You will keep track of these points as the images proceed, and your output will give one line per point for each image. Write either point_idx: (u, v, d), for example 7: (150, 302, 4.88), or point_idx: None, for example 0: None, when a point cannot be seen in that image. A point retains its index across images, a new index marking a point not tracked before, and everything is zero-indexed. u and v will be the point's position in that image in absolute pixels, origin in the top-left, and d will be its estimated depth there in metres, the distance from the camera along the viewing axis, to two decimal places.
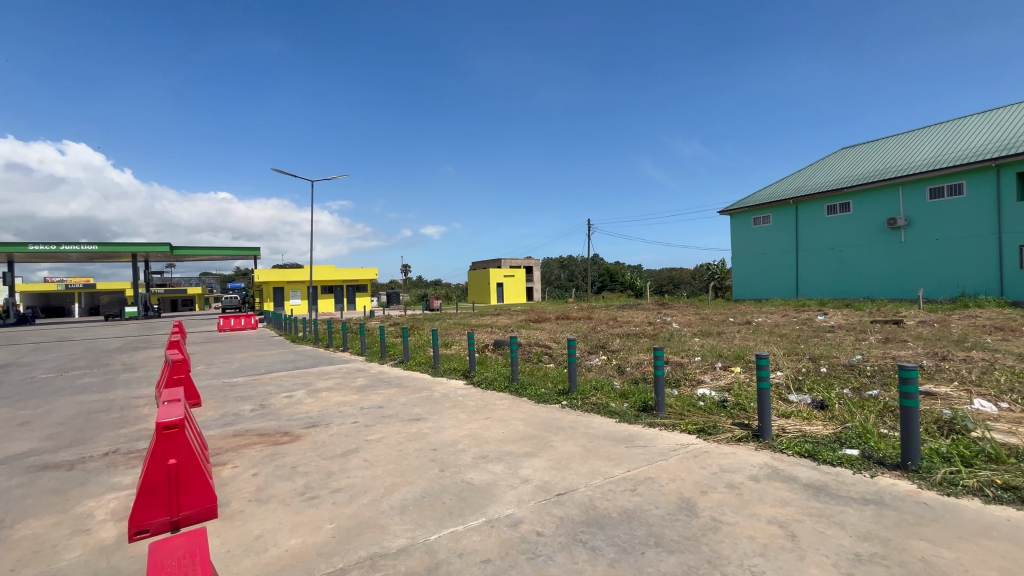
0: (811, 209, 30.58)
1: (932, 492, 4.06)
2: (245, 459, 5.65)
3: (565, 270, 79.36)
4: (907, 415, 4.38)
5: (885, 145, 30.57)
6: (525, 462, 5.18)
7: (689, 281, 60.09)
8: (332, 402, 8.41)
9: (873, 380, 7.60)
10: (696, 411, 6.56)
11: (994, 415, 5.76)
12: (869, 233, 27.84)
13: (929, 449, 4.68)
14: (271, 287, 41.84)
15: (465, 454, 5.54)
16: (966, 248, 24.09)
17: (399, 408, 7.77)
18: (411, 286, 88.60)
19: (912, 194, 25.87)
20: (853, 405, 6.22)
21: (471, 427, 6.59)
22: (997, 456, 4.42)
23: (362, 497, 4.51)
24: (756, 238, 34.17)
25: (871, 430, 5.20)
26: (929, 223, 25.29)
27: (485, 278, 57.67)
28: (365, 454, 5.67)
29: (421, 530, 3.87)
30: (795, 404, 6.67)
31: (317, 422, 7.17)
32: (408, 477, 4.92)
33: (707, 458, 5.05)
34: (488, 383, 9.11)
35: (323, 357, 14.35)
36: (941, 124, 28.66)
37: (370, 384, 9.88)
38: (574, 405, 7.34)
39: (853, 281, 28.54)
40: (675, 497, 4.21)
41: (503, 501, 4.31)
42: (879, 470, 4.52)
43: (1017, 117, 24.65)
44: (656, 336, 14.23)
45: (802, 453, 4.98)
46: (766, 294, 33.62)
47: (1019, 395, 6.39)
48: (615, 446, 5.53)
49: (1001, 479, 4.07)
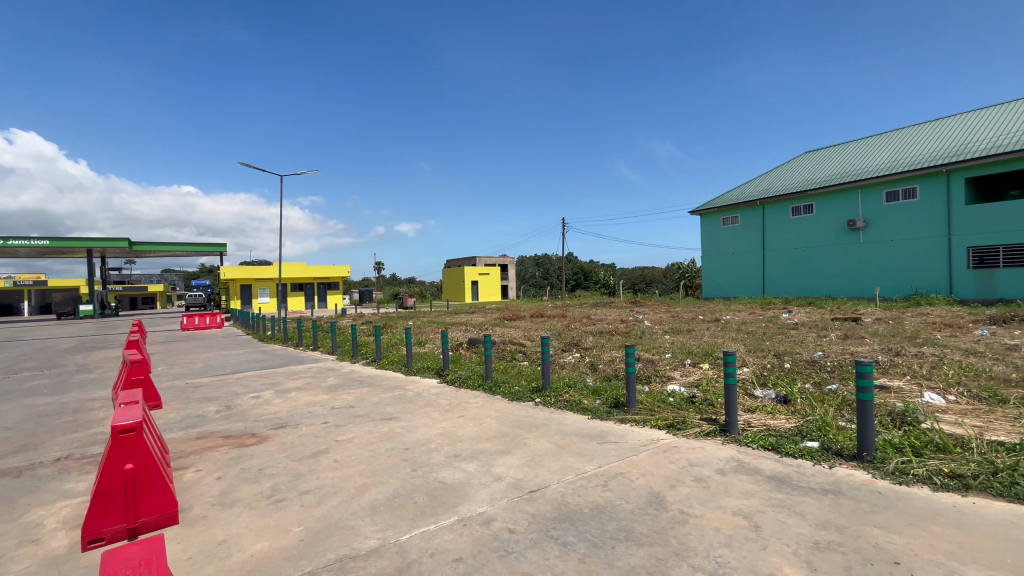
0: (777, 210, 31.64)
1: (886, 481, 4.26)
2: (208, 463, 5.46)
3: (540, 268, 79.80)
4: (863, 408, 4.59)
5: (845, 149, 31.85)
6: (498, 460, 5.18)
7: (661, 279, 61.44)
8: (301, 402, 8.24)
9: (832, 375, 7.94)
10: (666, 407, 6.70)
11: (942, 406, 6.11)
12: (830, 234, 28.93)
13: (883, 441, 4.90)
14: (238, 285, 40.48)
15: (438, 453, 5.51)
16: (919, 249, 25.29)
17: (370, 408, 7.66)
18: (384, 284, 87.22)
19: (870, 197, 27.05)
20: (814, 399, 6.47)
21: (444, 426, 6.55)
22: (944, 446, 4.68)
23: (331, 498, 4.43)
24: (726, 238, 35.01)
25: (830, 423, 5.43)
26: (886, 226, 26.45)
27: (460, 276, 57.52)
28: (335, 455, 5.57)
29: (393, 530, 3.83)
30: (760, 399, 6.90)
31: (286, 423, 7.02)
32: (380, 477, 4.87)
33: (676, 453, 5.17)
34: (461, 381, 9.08)
35: (293, 356, 14.00)
36: (897, 131, 30.07)
37: (341, 384, 9.69)
38: (548, 402, 7.39)
39: (816, 279, 29.61)
40: (645, 492, 4.29)
41: (475, 499, 4.31)
42: (837, 461, 4.72)
43: (967, 125, 26.03)
44: (628, 334, 14.52)
45: (767, 446, 5.14)
46: (734, 293, 34.49)
47: (964, 388, 6.80)
48: (587, 442, 5.59)
49: (948, 467, 4.31)
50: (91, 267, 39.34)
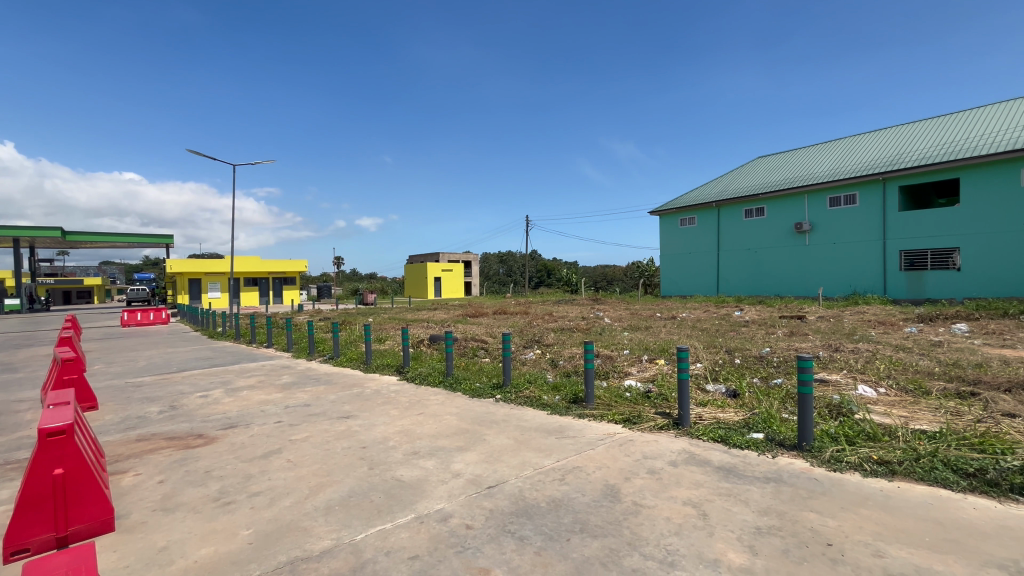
0: (731, 212, 32.98)
1: (822, 469, 4.54)
2: (149, 466, 5.17)
3: (503, 265, 80.04)
4: (804, 400, 4.87)
5: (794, 156, 33.50)
6: (457, 457, 5.17)
7: (622, 278, 62.88)
8: (253, 400, 7.93)
9: (777, 370, 8.38)
10: (623, 402, 6.87)
11: (874, 398, 6.58)
12: (779, 236, 30.42)
13: (821, 431, 5.21)
14: (186, 279, 38.42)
15: (396, 451, 5.43)
16: (858, 252, 26.97)
17: (327, 406, 7.46)
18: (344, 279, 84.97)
19: (815, 202, 28.62)
20: (760, 393, 6.81)
21: (403, 423, 6.47)
22: (874, 435, 5.03)
23: (283, 499, 4.30)
24: (683, 238, 36.20)
25: (774, 415, 5.72)
26: (829, 229, 28.06)
27: (423, 272, 56.84)
28: (288, 455, 5.40)
29: (347, 530, 3.75)
30: (711, 393, 7.20)
31: (236, 422, 6.74)
32: (335, 476, 4.76)
33: (631, 446, 5.32)
34: (422, 378, 8.98)
35: (245, 353, 13.47)
36: (840, 140, 31.87)
37: (297, 382, 9.38)
38: (508, 398, 7.44)
39: (766, 279, 31.10)
40: (601, 485, 4.39)
41: (433, 496, 4.29)
42: (779, 451, 4.98)
43: (903, 136, 27.90)
44: (589, 330, 14.78)
45: (716, 438, 5.37)
46: (690, 291, 35.69)
47: (893, 381, 7.34)
48: (546, 438, 5.66)
49: (877, 454, 4.64)
50: (19, 258, 36.34)
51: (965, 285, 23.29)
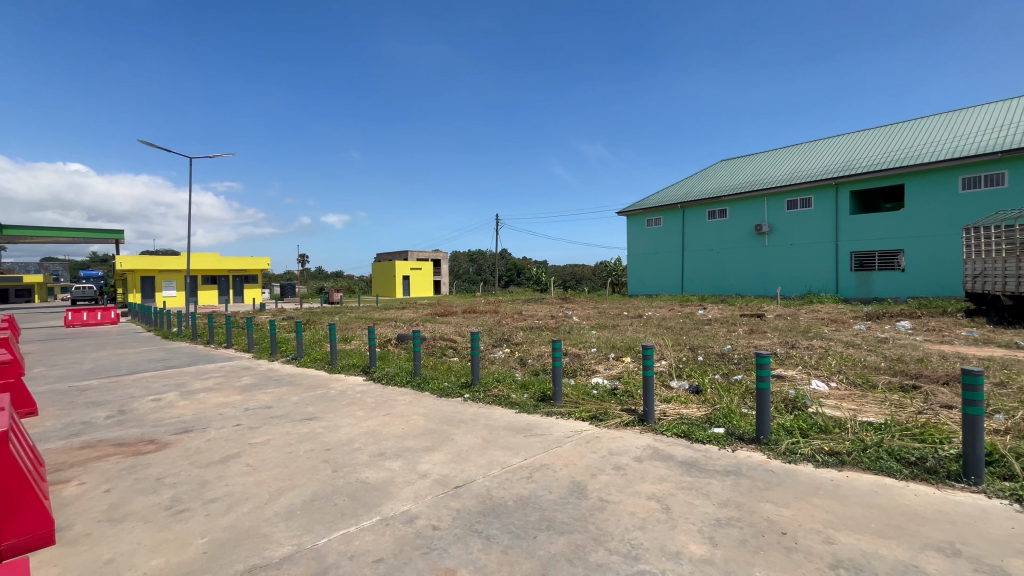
0: (696, 214, 33.91)
1: (778, 461, 4.72)
2: (95, 474, 4.89)
3: (473, 264, 79.81)
4: (762, 395, 5.06)
5: (754, 160, 34.75)
6: (424, 457, 5.11)
7: (591, 277, 63.72)
8: (210, 404, 7.60)
9: (737, 366, 8.68)
10: (590, 399, 6.96)
11: (826, 392, 6.91)
12: (740, 237, 31.49)
13: (778, 425, 5.42)
14: (137, 276, 36.46)
15: (362, 452, 5.33)
16: (813, 253, 28.24)
17: (289, 408, 7.23)
18: (309, 278, 82.86)
19: (774, 205, 29.77)
20: (721, 389, 7.03)
21: (369, 424, 6.35)
22: (825, 427, 5.27)
23: (242, 505, 4.14)
24: (649, 238, 36.98)
25: (734, 411, 5.91)
26: (787, 231, 29.25)
27: (391, 270, 55.96)
28: (247, 459, 5.21)
29: (310, 535, 3.65)
30: (675, 389, 7.39)
31: (191, 427, 6.44)
32: (297, 480, 4.62)
33: (598, 443, 5.39)
34: (389, 379, 8.83)
35: (201, 354, 12.90)
36: (797, 145, 33.24)
37: (257, 383, 9.06)
38: (476, 397, 7.41)
39: (727, 279, 32.14)
40: (568, 482, 4.43)
41: (399, 498, 4.22)
42: (738, 445, 5.15)
43: (854, 143, 29.34)
44: (558, 329, 14.92)
45: (679, 434, 5.51)
46: (656, 290, 36.48)
47: (844, 375, 7.72)
48: (514, 436, 5.67)
49: (828, 446, 4.85)
50: None
51: (909, 285, 24.71)
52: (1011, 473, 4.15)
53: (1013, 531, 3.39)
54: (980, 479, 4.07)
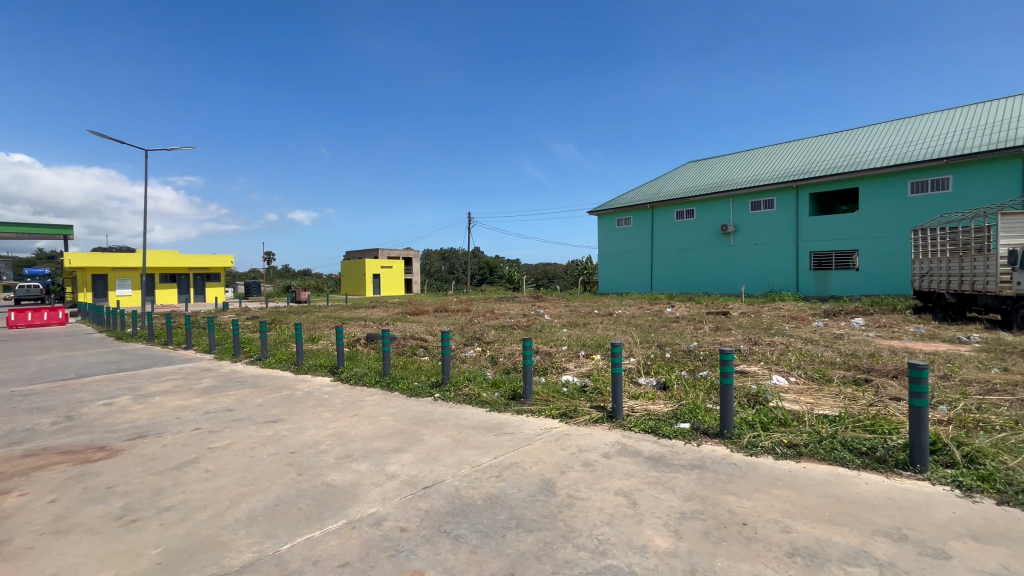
0: (664, 214, 34.65)
1: (740, 454, 4.87)
2: (38, 484, 4.61)
3: (445, 262, 79.33)
4: (725, 390, 5.20)
5: (720, 162, 35.76)
6: (392, 458, 5.04)
7: (562, 275, 64.34)
8: (167, 407, 7.28)
9: (703, 363, 8.92)
10: (560, 397, 7.01)
11: (786, 386, 7.19)
12: (707, 237, 32.34)
13: (740, 419, 5.60)
14: (89, 275, 34.59)
15: (328, 455, 5.21)
16: (775, 253, 29.29)
17: (252, 410, 7.00)
18: (275, 277, 80.63)
19: (738, 206, 30.72)
20: (687, 385, 7.21)
21: (336, 426, 6.21)
22: (785, 420, 5.46)
23: (200, 512, 3.98)
24: (620, 238, 37.54)
25: (700, 406, 6.06)
26: (750, 231, 30.23)
27: (361, 269, 55.00)
28: (206, 464, 5.01)
29: (272, 541, 3.54)
30: (644, 386, 7.54)
31: (146, 432, 6.15)
32: (259, 485, 4.48)
33: (567, 440, 5.44)
34: (357, 379, 8.67)
35: (159, 356, 12.35)
36: (760, 148, 34.37)
37: (219, 385, 8.73)
38: (447, 396, 7.35)
39: (695, 278, 32.97)
40: (537, 479, 4.45)
41: (366, 500, 4.14)
42: (703, 439, 5.29)
43: (814, 147, 30.54)
44: (529, 327, 14.98)
45: (647, 429, 5.61)
46: (627, 288, 37.09)
47: (802, 370, 8.05)
48: (484, 435, 5.66)
49: (786, 439, 5.04)
50: None
51: (863, 283, 25.95)
52: (952, 460, 4.41)
53: (953, 515, 3.60)
54: (924, 466, 4.31)
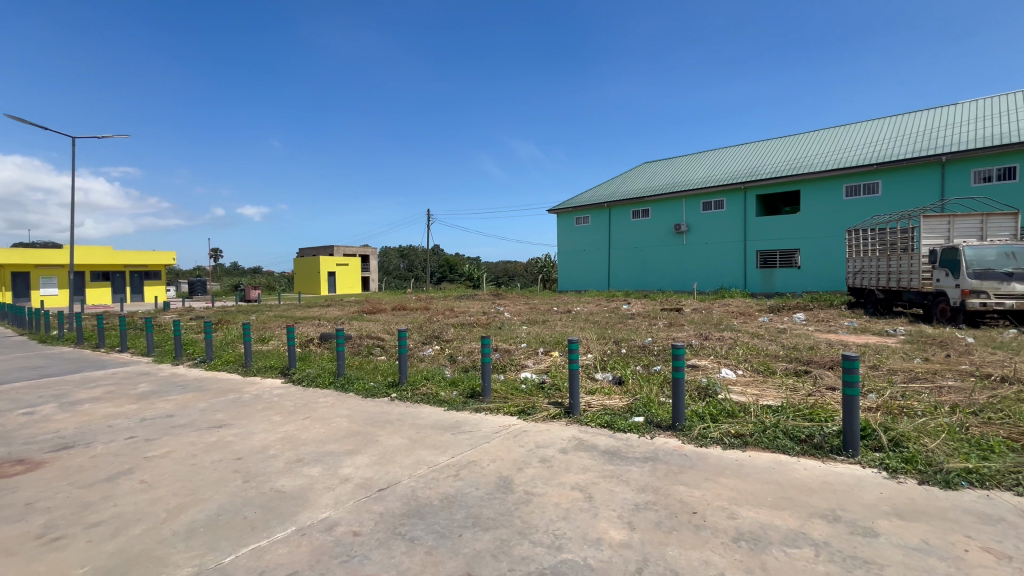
0: (621, 213, 35.42)
1: (691, 445, 5.05)
2: None
3: (404, 259, 77.99)
4: (677, 383, 5.37)
5: (674, 163, 36.93)
6: (345, 461, 4.89)
7: (523, 272, 64.68)
8: (98, 416, 6.75)
9: (657, 358, 9.20)
10: (518, 394, 7.04)
11: (733, 379, 7.53)
12: (662, 236, 33.34)
13: (691, 411, 5.80)
14: (8, 273, 31.64)
15: (277, 459, 4.99)
16: (725, 251, 30.57)
17: (194, 416, 6.61)
18: (222, 275, 76.53)
19: (691, 206, 31.86)
20: (642, 379, 7.42)
21: (286, 429, 5.96)
22: (733, 412, 5.71)
23: (133, 526, 3.72)
24: (578, 236, 38.08)
25: (653, 400, 6.24)
26: (702, 231, 31.41)
27: (316, 267, 53.18)
28: (142, 475, 4.69)
29: (213, 553, 3.35)
30: (600, 381, 7.70)
31: (72, 442, 5.68)
32: (201, 494, 4.23)
33: (525, 437, 5.47)
34: (310, 380, 8.35)
35: (89, 360, 11.44)
36: (712, 151, 35.71)
37: (157, 390, 8.19)
38: (404, 396, 7.21)
39: (650, 275, 33.92)
40: (495, 477, 4.43)
41: (317, 505, 4.00)
42: (656, 432, 5.45)
43: (760, 151, 32.04)
44: (488, 325, 14.94)
45: (603, 424, 5.71)
46: (585, 286, 37.69)
47: (748, 363, 8.46)
48: (442, 434, 5.59)
49: (734, 429, 5.25)
50: None
51: (803, 281, 27.54)
52: (880, 444, 4.75)
53: (881, 496, 3.88)
54: (856, 450, 4.62)
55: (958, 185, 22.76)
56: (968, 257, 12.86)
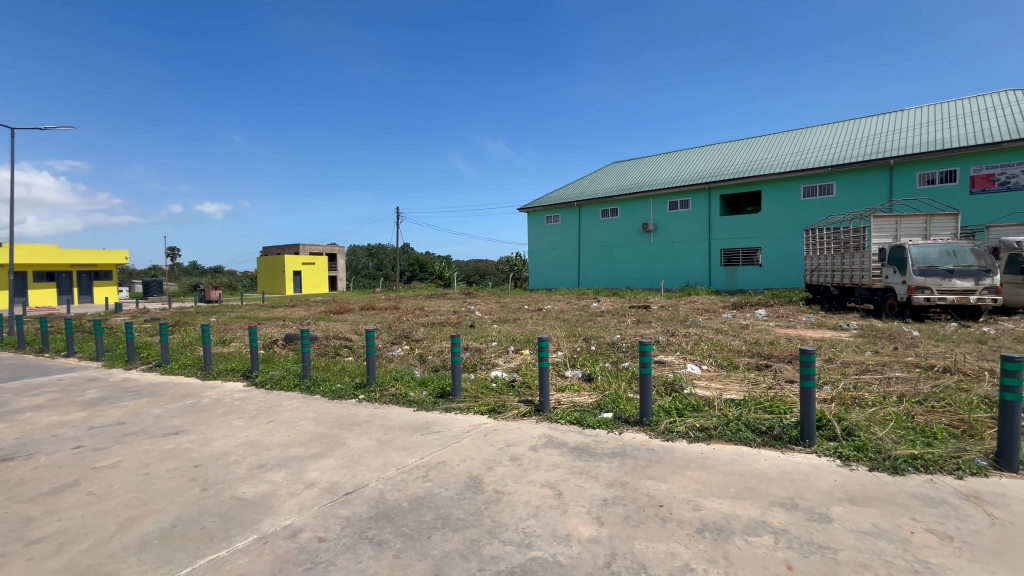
0: (591, 212, 35.85)
1: (657, 440, 5.15)
2: None
3: (373, 258, 76.64)
4: (644, 379, 5.47)
5: (641, 163, 37.65)
6: (311, 465, 4.76)
7: (494, 271, 64.66)
8: (41, 425, 6.34)
9: (625, 354, 9.36)
10: (489, 392, 7.02)
11: (698, 374, 7.74)
12: (630, 235, 33.94)
13: (658, 406, 5.92)
14: None
15: (238, 466, 4.81)
16: (690, 250, 31.38)
17: (148, 423, 6.29)
18: (179, 274, 73.24)
19: (658, 206, 32.55)
20: (611, 376, 7.54)
21: (249, 434, 5.76)
22: (698, 406, 5.86)
23: (80, 542, 3.51)
24: (548, 234, 38.33)
25: (622, 396, 6.34)
26: (669, 230, 32.15)
27: (280, 266, 51.57)
28: (91, 486, 4.44)
29: (168, 566, 3.20)
30: (570, 378, 7.76)
31: (12, 454, 5.32)
32: (155, 505, 4.04)
33: (495, 435, 5.45)
34: (274, 383, 8.10)
35: (32, 366, 10.75)
36: (678, 151, 36.56)
37: (108, 396, 7.75)
38: (372, 397, 7.08)
39: (619, 273, 34.49)
40: (464, 477, 4.40)
41: (280, 512, 3.88)
42: (625, 427, 5.54)
43: (724, 152, 33.02)
44: (459, 324, 14.85)
45: (572, 421, 5.77)
46: (556, 284, 37.99)
47: (712, 358, 8.70)
48: (411, 435, 5.51)
49: (699, 423, 5.39)
50: None
51: (765, 278, 28.55)
52: (834, 433, 4.97)
53: (835, 483, 4.06)
54: (812, 440, 4.82)
55: (906, 187, 24.07)
56: (914, 255, 13.65)
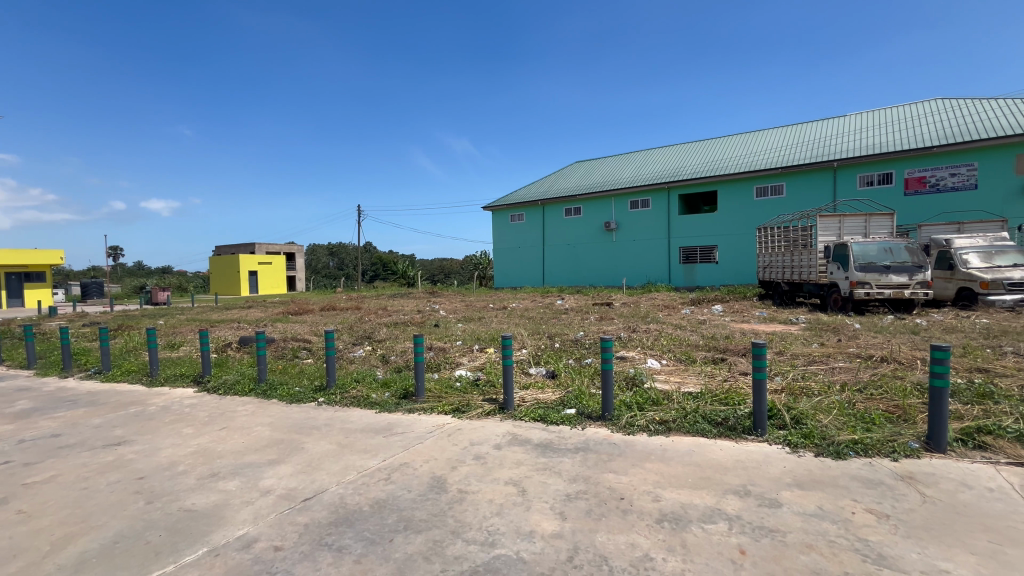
0: (555, 211, 36.17)
1: (619, 434, 5.26)
2: None
3: (334, 257, 74.58)
4: (606, 374, 5.58)
5: (603, 163, 38.28)
6: (267, 472, 4.59)
7: (459, 270, 64.22)
8: None
9: (588, 351, 9.49)
10: (453, 392, 6.96)
11: (658, 368, 7.96)
12: (593, 233, 34.47)
13: (620, 401, 6.05)
14: None
15: (188, 475, 4.58)
16: (651, 248, 32.21)
17: (87, 434, 5.89)
18: (122, 275, 68.89)
19: (620, 205, 33.20)
20: (574, 372, 7.64)
21: (199, 442, 5.49)
22: (657, 399, 6.02)
23: (5, 566, 3.23)
24: (513, 233, 38.42)
25: (584, 392, 6.44)
26: (631, 228, 32.87)
27: (234, 265, 49.38)
28: (20, 504, 4.11)
29: None
30: (534, 376, 7.81)
31: None
32: (95, 520, 3.79)
33: (459, 435, 5.42)
34: (227, 388, 7.75)
35: None
36: (638, 152, 37.38)
37: (41, 407, 7.20)
38: (332, 400, 6.90)
39: (583, 271, 34.98)
40: (428, 478, 4.35)
41: (233, 522, 3.71)
42: (587, 423, 5.62)
43: (682, 153, 34.02)
44: (423, 323, 14.67)
45: (536, 418, 5.81)
46: (521, 283, 38.14)
47: (672, 353, 8.96)
48: (372, 438, 5.40)
49: (658, 417, 5.54)
50: None
51: (721, 275, 29.65)
52: (784, 422, 5.21)
53: (784, 469, 4.27)
54: (763, 430, 5.04)
55: (849, 188, 25.53)
56: (855, 252, 14.51)
